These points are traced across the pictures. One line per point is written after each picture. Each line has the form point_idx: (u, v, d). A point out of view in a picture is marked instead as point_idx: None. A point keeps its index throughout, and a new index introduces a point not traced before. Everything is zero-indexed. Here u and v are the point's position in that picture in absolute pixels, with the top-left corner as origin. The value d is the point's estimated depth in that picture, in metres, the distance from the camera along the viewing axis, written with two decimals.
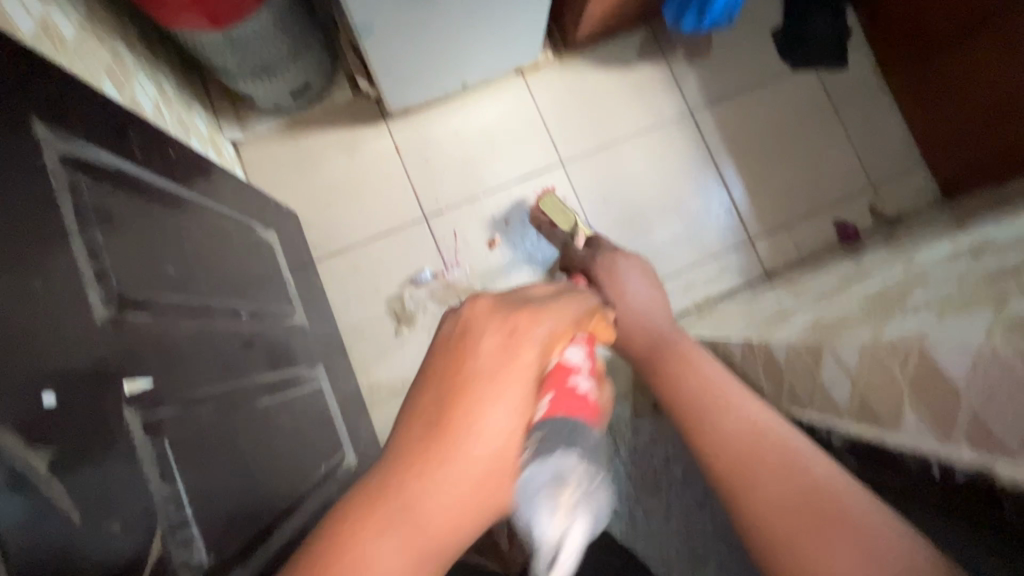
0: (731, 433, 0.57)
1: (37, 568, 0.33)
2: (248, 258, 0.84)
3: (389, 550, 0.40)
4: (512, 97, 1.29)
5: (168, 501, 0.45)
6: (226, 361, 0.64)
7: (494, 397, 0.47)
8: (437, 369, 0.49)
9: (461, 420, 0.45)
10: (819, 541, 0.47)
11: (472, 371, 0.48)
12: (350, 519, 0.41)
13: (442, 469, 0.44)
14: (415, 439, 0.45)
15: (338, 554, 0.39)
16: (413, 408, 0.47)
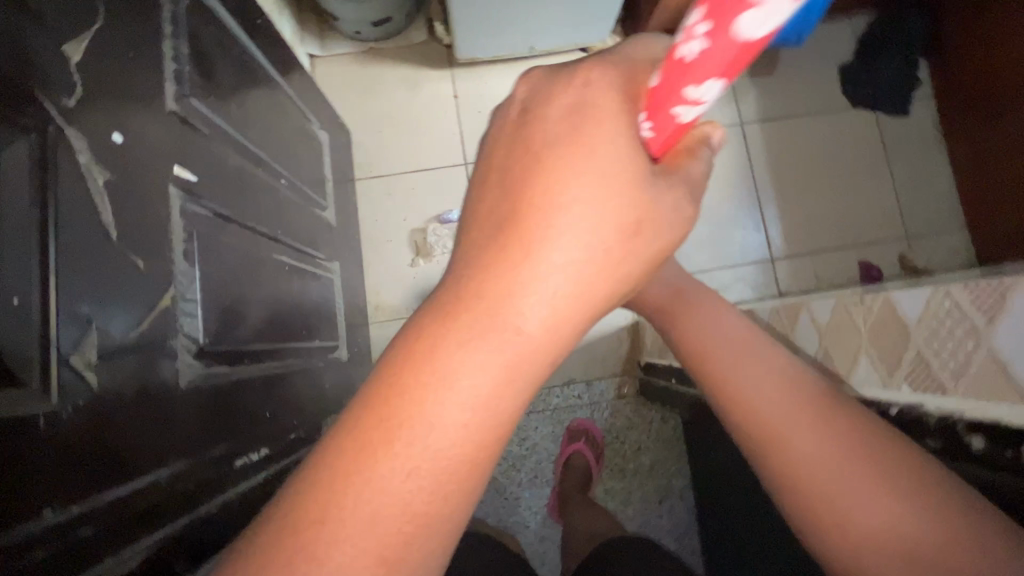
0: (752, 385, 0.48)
1: (73, 276, 0.37)
2: (299, 142, 0.92)
3: (474, 371, 0.32)
4: (573, 71, 1.35)
5: (185, 276, 0.51)
6: (258, 205, 0.71)
7: (580, 179, 0.35)
8: (500, 167, 0.37)
9: (523, 251, 0.34)
10: (864, 498, 0.40)
11: (555, 172, 0.36)
12: (415, 342, 0.33)
13: (480, 333, 0.33)
14: (450, 296, 0.34)
15: (404, 380, 0.32)
16: (476, 213, 0.37)
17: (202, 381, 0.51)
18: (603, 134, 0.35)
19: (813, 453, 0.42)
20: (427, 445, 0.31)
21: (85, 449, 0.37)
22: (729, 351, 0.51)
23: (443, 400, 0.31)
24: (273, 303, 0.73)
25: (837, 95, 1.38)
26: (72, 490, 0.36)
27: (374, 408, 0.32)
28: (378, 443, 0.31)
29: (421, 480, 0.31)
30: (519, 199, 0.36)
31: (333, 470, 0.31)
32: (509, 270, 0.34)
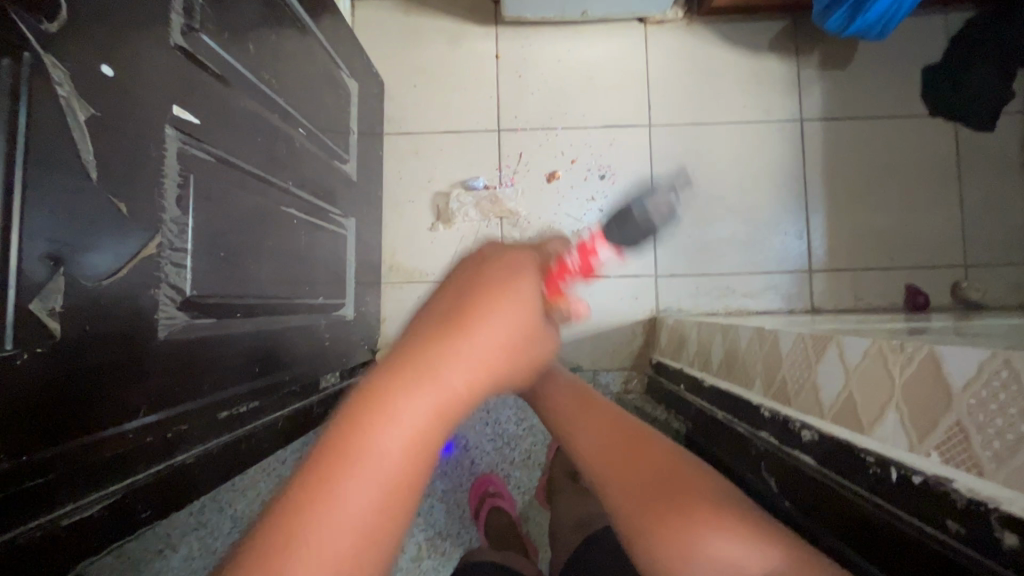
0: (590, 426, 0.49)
1: (43, 218, 0.35)
2: (325, 90, 0.89)
3: (409, 425, 0.34)
4: (625, 43, 1.26)
5: (174, 224, 0.48)
6: (269, 153, 0.68)
7: (510, 292, 0.39)
8: (452, 281, 0.41)
9: (457, 330, 0.37)
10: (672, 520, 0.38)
11: (476, 283, 0.40)
12: (365, 395, 0.35)
13: (411, 400, 0.34)
14: (383, 370, 0.35)
15: (347, 435, 0.33)
16: (423, 308, 0.40)
17: (181, 335, 0.50)
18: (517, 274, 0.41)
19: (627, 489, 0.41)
20: (359, 501, 0.32)
21: (42, 400, 0.35)
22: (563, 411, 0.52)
23: (381, 451, 0.33)
24: (277, 257, 0.71)
25: (915, 100, 1.25)
26: (20, 441, 0.34)
27: (324, 462, 0.32)
28: (307, 516, 0.31)
29: (350, 553, 0.31)
30: (444, 297, 0.40)
31: (257, 548, 0.30)
32: (441, 346, 0.36)
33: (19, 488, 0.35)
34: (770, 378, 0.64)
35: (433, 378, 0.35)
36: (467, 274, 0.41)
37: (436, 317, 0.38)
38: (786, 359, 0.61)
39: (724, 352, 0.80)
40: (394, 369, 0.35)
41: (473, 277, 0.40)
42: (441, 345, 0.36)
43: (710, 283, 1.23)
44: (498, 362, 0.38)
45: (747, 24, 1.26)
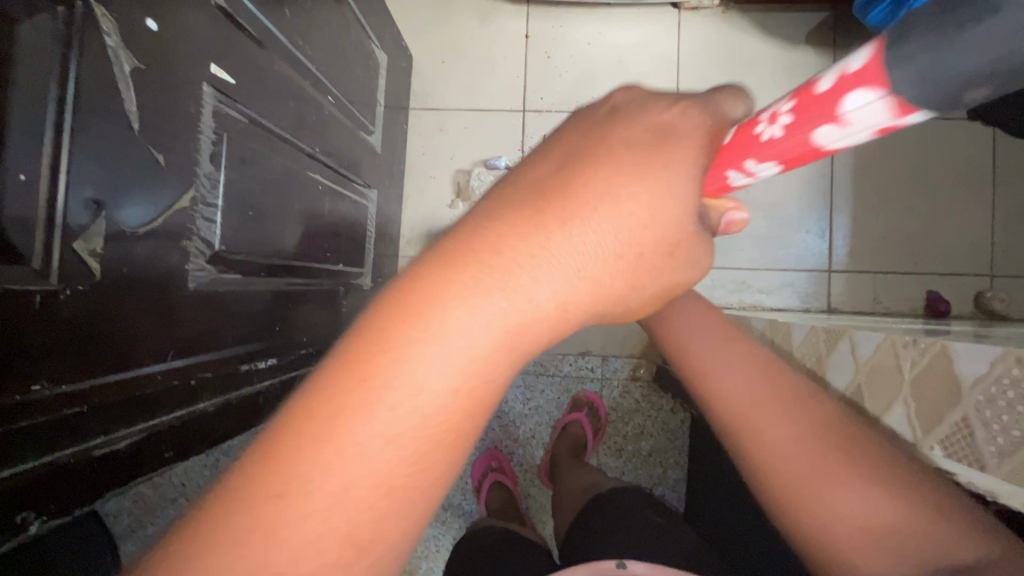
0: (733, 372, 0.47)
1: (89, 163, 0.37)
2: (355, 60, 0.89)
3: (464, 339, 0.28)
4: (658, 28, 1.24)
5: (207, 180, 0.50)
6: (299, 118, 0.69)
7: (635, 180, 0.31)
8: (565, 153, 0.32)
9: (551, 226, 0.30)
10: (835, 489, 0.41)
11: (587, 164, 0.31)
12: (417, 293, 0.28)
13: (470, 309, 0.28)
14: (437, 270, 0.29)
15: (388, 335, 0.28)
16: (513, 188, 0.32)
17: (210, 286, 0.52)
18: (662, 144, 0.31)
19: (790, 445, 0.43)
20: (389, 419, 0.27)
21: (82, 335, 0.38)
22: (704, 340, 0.50)
23: (426, 363, 0.27)
24: (301, 220, 0.73)
25: None
26: (62, 370, 0.37)
27: (356, 366, 0.27)
28: (340, 426, 0.26)
29: (388, 473, 0.27)
30: (530, 182, 0.32)
31: (277, 456, 0.26)
32: (509, 250, 0.29)
33: (59, 414, 0.38)
34: (780, 368, 0.65)
35: (504, 283, 0.29)
36: (568, 148, 0.32)
37: (519, 205, 0.31)
38: (797, 352, 0.61)
39: None
40: (445, 268, 0.29)
41: (577, 150, 0.32)
42: (514, 244, 0.29)
43: (726, 276, 1.23)
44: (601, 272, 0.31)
45: (784, 14, 1.23)
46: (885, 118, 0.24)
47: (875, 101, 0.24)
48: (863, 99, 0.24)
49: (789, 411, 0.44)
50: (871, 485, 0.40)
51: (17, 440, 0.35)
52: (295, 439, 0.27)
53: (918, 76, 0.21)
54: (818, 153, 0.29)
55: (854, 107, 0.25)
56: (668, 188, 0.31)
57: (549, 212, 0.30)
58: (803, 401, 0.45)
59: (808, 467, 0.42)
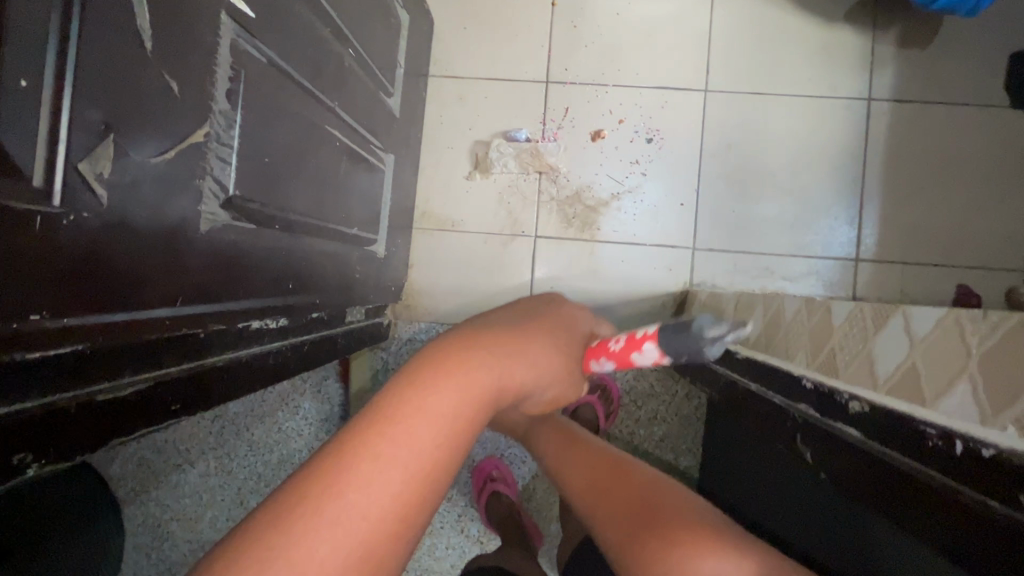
0: (603, 482, 0.60)
1: (98, 79, 0.33)
2: (377, 16, 0.85)
3: (451, 401, 0.42)
4: (690, 0, 1.19)
5: (222, 118, 0.47)
6: (319, 67, 0.66)
7: (535, 340, 0.52)
8: (497, 322, 0.53)
9: (501, 346, 0.49)
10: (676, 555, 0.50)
11: (514, 328, 0.52)
12: (419, 373, 0.44)
13: (458, 376, 0.44)
14: (441, 356, 0.45)
15: (400, 393, 0.42)
16: (471, 329, 0.51)
17: (219, 229, 0.49)
18: (561, 325, 0.58)
19: (639, 526, 0.53)
20: (403, 450, 0.39)
21: (85, 264, 0.35)
22: (585, 467, 0.63)
23: (430, 411, 0.41)
24: (317, 176, 0.69)
25: (998, 87, 1.15)
26: (63, 303, 0.34)
27: (378, 414, 0.40)
28: (377, 445, 0.38)
29: (399, 487, 0.38)
30: (484, 325, 0.52)
31: (328, 465, 0.37)
32: (480, 351, 0.47)
33: (44, 357, 0.35)
34: (817, 350, 0.61)
35: (478, 362, 0.46)
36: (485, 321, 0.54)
37: (486, 333, 0.50)
38: (838, 332, 0.58)
39: (764, 325, 0.77)
40: (444, 356, 0.45)
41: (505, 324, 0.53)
42: (491, 349, 0.48)
43: (748, 262, 1.19)
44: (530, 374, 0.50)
45: None
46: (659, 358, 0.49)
47: (651, 348, 0.48)
48: (650, 346, 0.48)
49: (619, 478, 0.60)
50: (709, 547, 0.50)
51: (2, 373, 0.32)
52: (326, 467, 0.37)
53: (674, 349, 0.46)
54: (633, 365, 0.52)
55: (649, 353, 0.49)
56: (548, 334, 0.56)
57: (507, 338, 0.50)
58: (651, 490, 0.58)
59: (636, 525, 0.54)
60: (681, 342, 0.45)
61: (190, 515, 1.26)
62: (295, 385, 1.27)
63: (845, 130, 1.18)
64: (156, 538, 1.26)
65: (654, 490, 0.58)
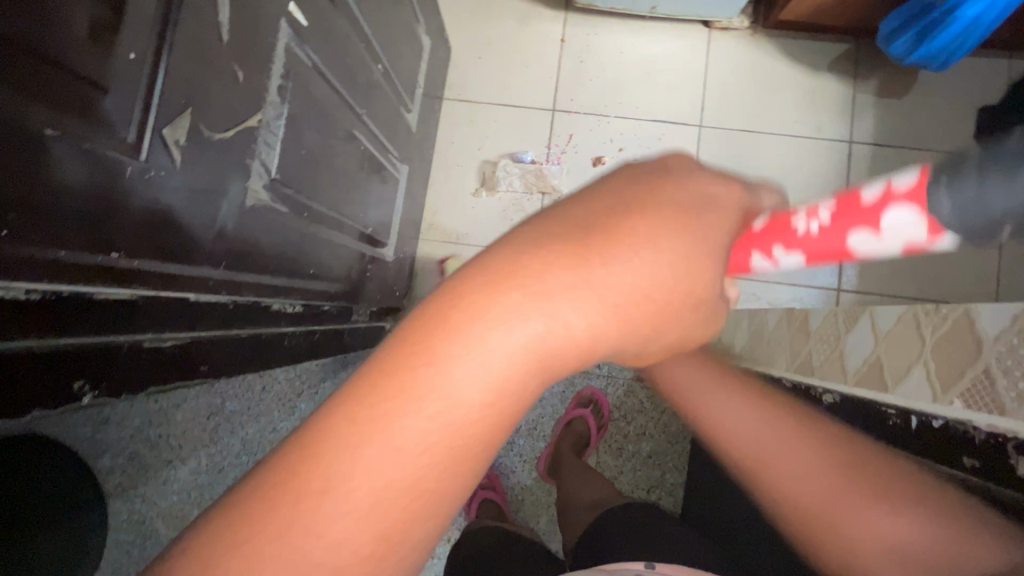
0: (729, 417, 0.51)
1: (185, 61, 0.39)
2: (404, 38, 0.93)
3: (494, 355, 0.32)
4: (688, 44, 1.30)
5: (273, 109, 0.53)
6: (352, 77, 0.73)
7: (653, 239, 0.34)
8: (601, 212, 0.35)
9: (593, 265, 0.33)
10: (853, 514, 0.43)
11: (627, 218, 0.34)
12: (454, 315, 0.32)
13: (509, 319, 0.32)
14: (462, 302, 0.32)
15: (426, 348, 0.31)
16: (554, 230, 0.34)
17: (260, 208, 0.54)
18: (712, 199, 0.36)
19: (789, 472, 0.46)
20: (412, 429, 0.30)
21: (150, 217, 0.39)
22: (704, 389, 0.53)
23: (465, 371, 0.31)
24: (342, 174, 0.76)
25: (966, 137, 1.25)
26: (132, 249, 0.39)
27: (386, 380, 0.31)
28: (383, 409, 0.30)
29: (414, 474, 0.31)
30: (551, 227, 0.34)
31: (302, 455, 0.30)
32: (525, 293, 0.32)
33: (110, 300, 0.39)
34: (796, 353, 0.66)
35: (557, 299, 0.32)
36: (559, 214, 0.35)
37: (567, 234, 0.34)
38: (815, 335, 0.63)
39: (749, 335, 0.82)
40: (464, 305, 0.32)
41: (591, 225, 0.34)
42: (533, 294, 0.32)
43: (737, 287, 1.25)
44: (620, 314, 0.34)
45: (809, 43, 1.29)
46: (920, 234, 0.28)
47: (913, 218, 0.28)
48: (905, 211, 0.28)
49: (794, 438, 0.48)
50: (884, 504, 0.42)
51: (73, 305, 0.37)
52: (315, 449, 0.30)
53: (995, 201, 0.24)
54: (844, 255, 0.33)
55: (888, 223, 0.29)
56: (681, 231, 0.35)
57: (583, 257, 0.33)
58: (798, 425, 0.49)
59: (830, 485, 0.44)
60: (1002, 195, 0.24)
61: (176, 512, 1.25)
62: (293, 386, 1.27)
63: (828, 169, 1.27)
64: (139, 535, 1.25)
65: (825, 445, 0.46)
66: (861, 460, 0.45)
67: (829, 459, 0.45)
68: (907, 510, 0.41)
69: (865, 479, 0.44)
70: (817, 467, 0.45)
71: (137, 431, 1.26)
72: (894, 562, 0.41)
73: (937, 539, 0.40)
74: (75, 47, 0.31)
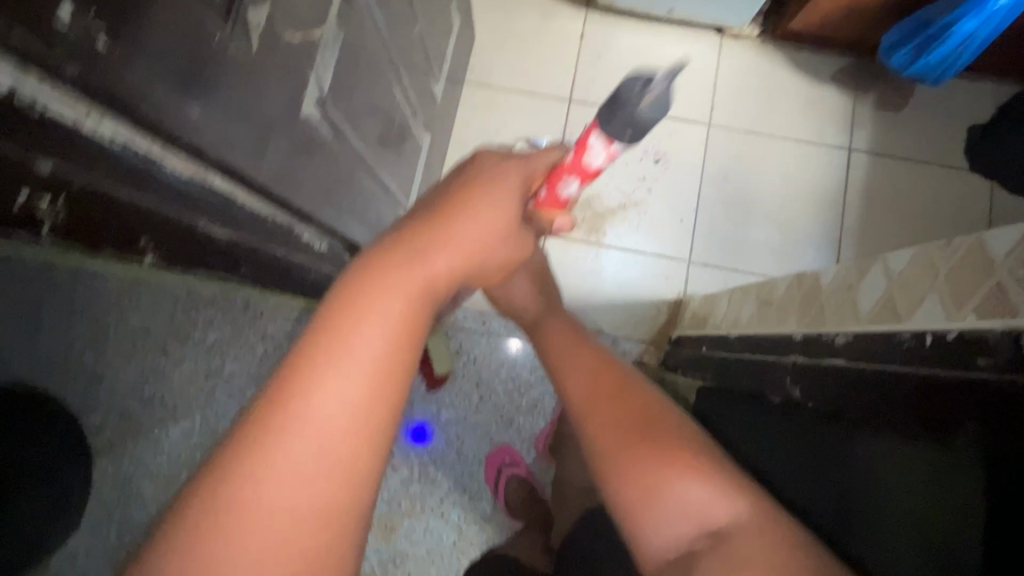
0: (579, 390, 0.58)
1: None
2: (439, 7, 0.97)
3: (376, 329, 0.37)
4: (700, 48, 1.37)
5: (331, 29, 0.55)
6: (393, 28, 0.76)
7: (473, 215, 0.47)
8: (430, 210, 0.47)
9: (437, 240, 0.44)
10: (653, 473, 0.50)
11: (448, 212, 0.47)
12: (328, 307, 0.38)
13: (380, 298, 0.38)
14: (355, 281, 0.39)
15: (310, 341, 0.37)
16: (398, 230, 0.45)
17: (311, 122, 0.56)
18: (501, 180, 0.52)
19: (608, 431, 0.53)
20: (322, 412, 0.35)
21: (226, 97, 0.41)
22: (563, 356, 0.62)
23: (359, 344, 0.37)
24: (375, 120, 0.78)
25: (957, 153, 1.33)
26: (207, 125, 0.40)
27: (282, 379, 0.36)
28: (290, 403, 0.35)
29: (329, 445, 0.35)
30: (401, 232, 0.44)
31: (231, 471, 0.34)
32: (407, 261, 0.41)
33: (172, 170, 0.41)
34: (806, 310, 0.70)
35: (416, 270, 0.41)
36: (415, 214, 0.47)
37: (410, 233, 0.44)
38: (827, 291, 0.66)
39: (757, 306, 0.86)
40: (358, 281, 0.39)
41: (429, 223, 0.45)
42: (426, 241, 0.43)
43: (737, 279, 1.29)
44: (473, 262, 0.46)
45: (814, 55, 1.36)
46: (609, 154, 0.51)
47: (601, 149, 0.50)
48: (597, 137, 0.50)
49: (615, 401, 0.55)
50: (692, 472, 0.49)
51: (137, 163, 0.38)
52: (233, 458, 0.34)
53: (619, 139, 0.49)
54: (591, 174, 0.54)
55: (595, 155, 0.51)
56: (501, 202, 0.50)
57: (430, 241, 0.43)
58: (623, 391, 0.56)
59: (621, 443, 0.52)
60: (625, 114, 0.46)
61: (165, 473, 1.23)
62: None
63: (830, 174, 1.33)
64: (124, 494, 1.22)
65: (652, 408, 0.54)
66: (680, 433, 0.52)
67: (661, 426, 0.53)
68: (702, 482, 0.49)
69: (675, 444, 0.51)
70: (636, 429, 0.53)
71: (132, 387, 1.24)
72: (690, 522, 0.48)
73: (728, 498, 0.48)
74: None
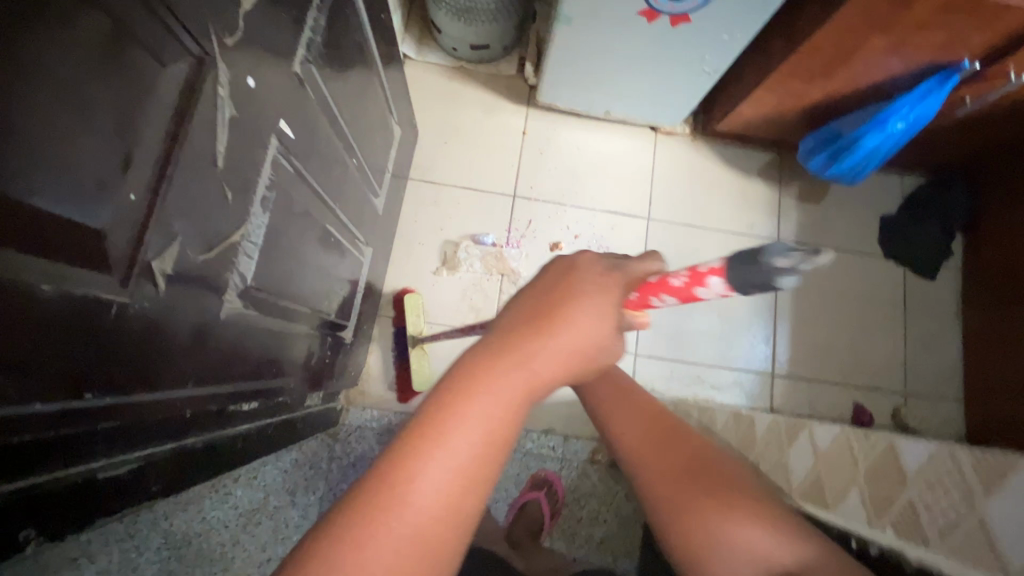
0: (631, 433, 0.56)
1: (179, 189, 0.40)
2: (376, 126, 0.98)
3: (478, 426, 0.37)
4: (637, 143, 1.43)
5: (255, 219, 0.54)
6: (328, 175, 0.75)
7: (583, 308, 0.42)
8: (540, 289, 0.44)
9: (546, 333, 0.41)
10: (717, 518, 0.49)
11: (562, 295, 0.42)
12: (443, 395, 0.38)
13: (486, 397, 0.38)
14: (456, 375, 0.39)
15: (418, 429, 0.37)
16: (513, 312, 0.43)
17: (234, 317, 0.54)
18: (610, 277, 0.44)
19: (670, 483, 0.52)
20: (420, 501, 0.35)
21: (122, 348, 0.38)
22: (613, 399, 0.59)
23: (461, 439, 0.37)
24: (310, 265, 0.76)
25: (871, 242, 1.44)
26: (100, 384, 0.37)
27: (391, 457, 0.36)
28: (392, 486, 0.35)
29: (423, 534, 0.35)
30: (515, 320, 0.42)
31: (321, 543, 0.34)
32: (503, 361, 0.39)
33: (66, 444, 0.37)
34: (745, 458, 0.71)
35: (521, 369, 0.40)
36: (527, 292, 0.44)
37: (523, 319, 0.42)
38: None
39: None
40: (465, 375, 0.39)
41: (541, 310, 0.42)
42: (531, 332, 0.41)
43: (683, 369, 1.32)
44: (574, 365, 0.42)
45: (741, 151, 1.45)
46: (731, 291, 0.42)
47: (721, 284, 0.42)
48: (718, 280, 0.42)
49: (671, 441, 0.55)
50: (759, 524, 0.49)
51: (21, 460, 0.34)
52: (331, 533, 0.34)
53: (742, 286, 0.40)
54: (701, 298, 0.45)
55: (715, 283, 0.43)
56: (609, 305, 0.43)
57: (539, 333, 0.41)
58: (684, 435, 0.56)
59: (692, 492, 0.51)
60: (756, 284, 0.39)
61: None
62: None
63: None
64: None
65: (708, 459, 0.54)
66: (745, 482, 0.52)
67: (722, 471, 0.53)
68: (768, 529, 0.48)
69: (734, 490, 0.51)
70: (708, 479, 0.52)
71: None
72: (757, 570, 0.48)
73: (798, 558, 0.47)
74: (79, 194, 0.31)
